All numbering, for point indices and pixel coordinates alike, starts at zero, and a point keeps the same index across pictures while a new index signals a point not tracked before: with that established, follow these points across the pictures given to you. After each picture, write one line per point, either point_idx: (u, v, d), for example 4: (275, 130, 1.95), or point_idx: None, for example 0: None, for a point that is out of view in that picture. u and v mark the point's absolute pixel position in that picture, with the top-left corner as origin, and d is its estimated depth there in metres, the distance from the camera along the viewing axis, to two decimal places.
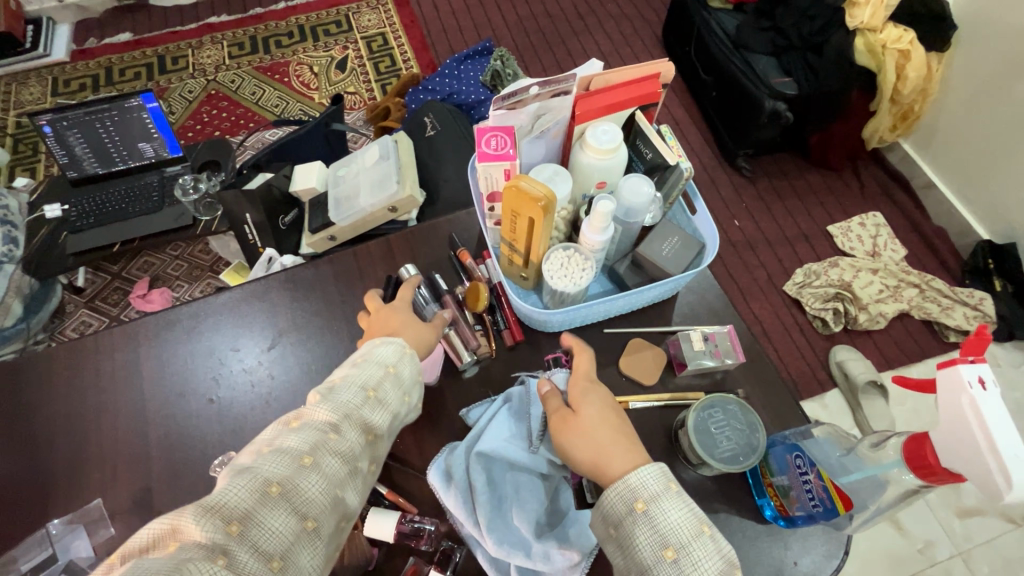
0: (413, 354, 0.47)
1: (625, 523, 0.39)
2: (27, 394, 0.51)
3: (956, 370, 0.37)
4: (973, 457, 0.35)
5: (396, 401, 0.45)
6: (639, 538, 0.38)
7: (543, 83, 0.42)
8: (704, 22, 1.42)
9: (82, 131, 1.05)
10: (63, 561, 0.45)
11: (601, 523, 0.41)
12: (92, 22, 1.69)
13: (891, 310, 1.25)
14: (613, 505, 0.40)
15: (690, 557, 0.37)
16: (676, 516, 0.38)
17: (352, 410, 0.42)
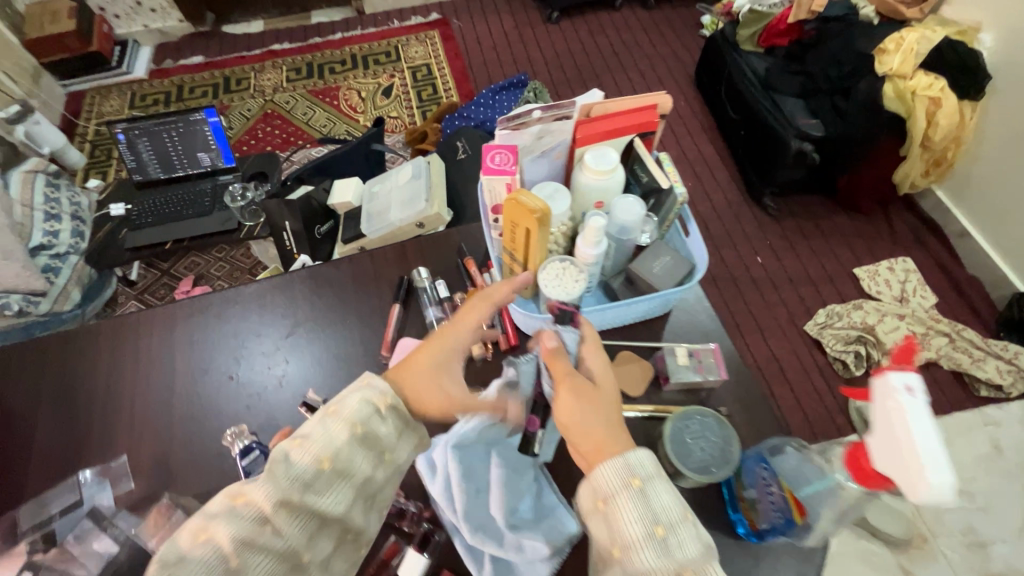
0: (394, 408, 0.43)
1: (617, 497, 0.37)
2: (75, 357, 0.56)
3: (886, 377, 0.38)
4: (906, 462, 0.36)
5: (369, 465, 0.41)
6: (630, 513, 0.36)
7: (544, 108, 0.47)
8: (735, 64, 1.46)
9: (150, 138, 1.18)
10: (88, 507, 0.47)
11: (587, 496, 0.39)
12: (171, 45, 1.88)
13: (917, 357, 1.21)
14: (608, 478, 0.38)
15: (678, 539, 0.36)
16: (669, 497, 0.37)
17: (295, 495, 0.38)
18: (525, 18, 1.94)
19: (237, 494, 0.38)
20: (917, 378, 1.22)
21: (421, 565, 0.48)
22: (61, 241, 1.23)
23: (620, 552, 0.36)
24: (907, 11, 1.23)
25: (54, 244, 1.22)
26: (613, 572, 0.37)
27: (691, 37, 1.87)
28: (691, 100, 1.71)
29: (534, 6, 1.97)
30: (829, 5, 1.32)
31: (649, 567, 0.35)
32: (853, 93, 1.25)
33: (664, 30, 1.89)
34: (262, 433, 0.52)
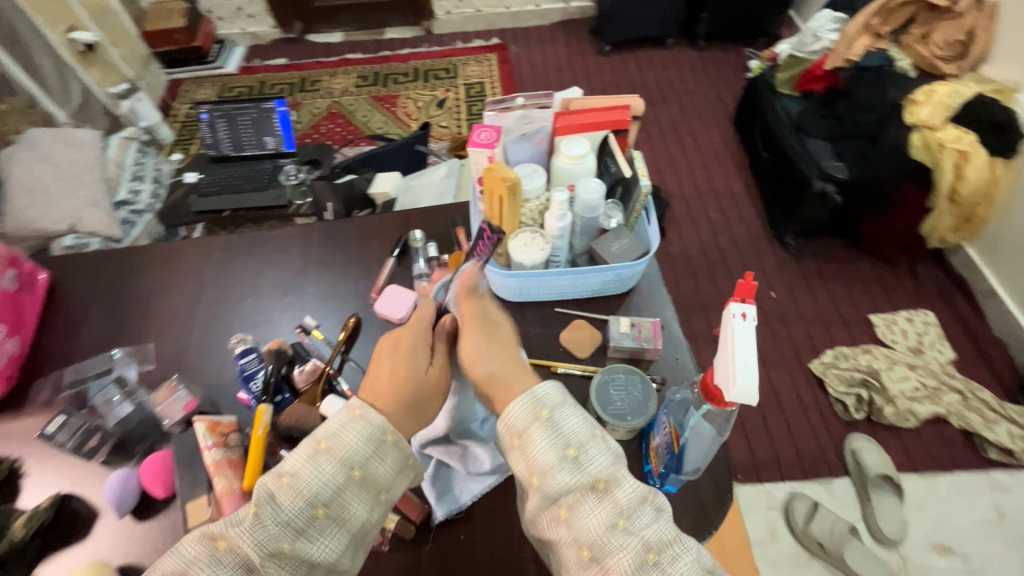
0: (395, 445, 0.41)
1: (528, 430, 0.40)
2: (130, 266, 0.68)
3: (726, 308, 0.42)
4: (726, 371, 0.41)
5: (364, 508, 0.40)
6: (542, 440, 0.39)
7: (526, 97, 0.59)
8: (770, 104, 1.51)
9: (227, 120, 1.37)
10: (115, 374, 0.58)
11: (500, 434, 0.41)
12: (261, 47, 2.13)
13: (924, 410, 1.18)
14: (517, 415, 0.41)
15: (589, 456, 0.39)
16: (577, 422, 0.40)
17: (285, 545, 0.37)
18: (579, 48, 2.06)
19: (217, 533, 0.37)
20: (922, 432, 1.19)
21: None
22: (141, 200, 1.42)
23: (539, 479, 0.39)
24: (944, 66, 1.25)
25: (134, 202, 1.41)
26: (534, 498, 0.39)
27: (736, 79, 1.93)
28: (727, 138, 1.76)
29: (588, 38, 2.10)
30: (864, 54, 1.34)
31: (567, 488, 0.38)
32: (879, 140, 1.26)
33: (711, 71, 1.96)
34: (262, 341, 0.62)
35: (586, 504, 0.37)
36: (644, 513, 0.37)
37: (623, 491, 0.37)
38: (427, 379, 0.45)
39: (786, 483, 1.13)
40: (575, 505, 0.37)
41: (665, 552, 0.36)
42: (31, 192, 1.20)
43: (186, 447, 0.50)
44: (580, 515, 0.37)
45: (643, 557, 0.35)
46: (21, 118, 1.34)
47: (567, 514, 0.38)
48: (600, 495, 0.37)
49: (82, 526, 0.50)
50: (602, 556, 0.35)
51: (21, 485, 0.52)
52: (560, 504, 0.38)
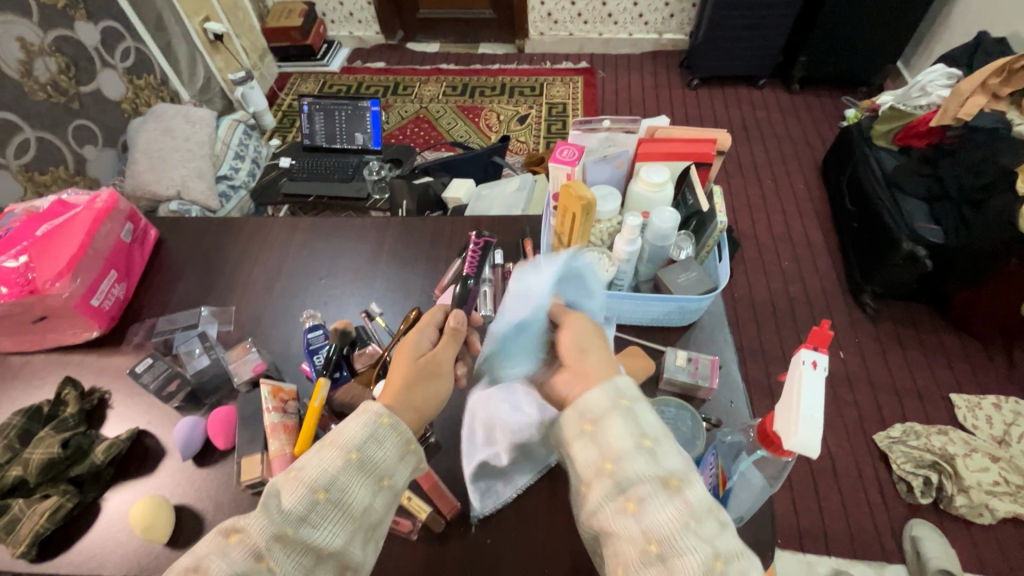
0: (393, 428, 0.39)
1: (608, 416, 0.38)
2: (225, 233, 0.75)
3: (796, 352, 0.42)
4: (788, 419, 0.40)
5: (367, 492, 0.37)
6: (620, 428, 0.37)
7: (613, 119, 0.60)
8: (864, 156, 1.44)
9: (325, 114, 1.52)
10: (199, 329, 0.63)
11: (572, 420, 0.39)
12: (364, 51, 2.28)
13: (1003, 508, 1.07)
14: (597, 399, 0.39)
15: (663, 451, 0.37)
16: (655, 417, 0.38)
17: (288, 529, 0.34)
18: (666, 80, 2.06)
19: (231, 528, 0.34)
20: (997, 532, 1.07)
21: None
22: (239, 177, 1.54)
23: (612, 465, 0.36)
24: None
25: (233, 177, 1.52)
26: (599, 486, 0.36)
27: (829, 126, 1.85)
28: (811, 185, 1.68)
29: (677, 71, 2.09)
30: (978, 114, 1.23)
31: (638, 477, 0.35)
32: (984, 207, 1.16)
33: (802, 116, 1.89)
34: (329, 319, 0.65)
35: (656, 499, 0.34)
36: (716, 523, 0.34)
37: (696, 493, 0.35)
38: (427, 366, 0.45)
39: (831, 558, 1.04)
40: (645, 498, 0.34)
41: (732, 563, 0.32)
42: (150, 158, 1.33)
43: (249, 407, 0.54)
44: (648, 509, 0.34)
45: (711, 564, 0.31)
46: (152, 93, 1.51)
47: (635, 508, 0.34)
48: (671, 493, 0.34)
49: (150, 462, 0.54)
50: (669, 552, 0.32)
51: (106, 415, 0.58)
52: (627, 497, 0.35)
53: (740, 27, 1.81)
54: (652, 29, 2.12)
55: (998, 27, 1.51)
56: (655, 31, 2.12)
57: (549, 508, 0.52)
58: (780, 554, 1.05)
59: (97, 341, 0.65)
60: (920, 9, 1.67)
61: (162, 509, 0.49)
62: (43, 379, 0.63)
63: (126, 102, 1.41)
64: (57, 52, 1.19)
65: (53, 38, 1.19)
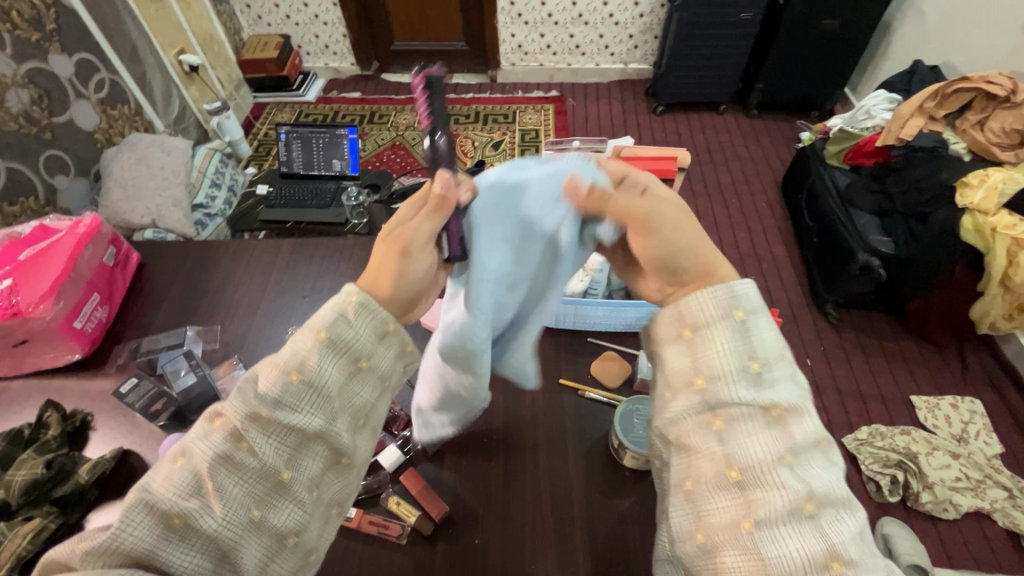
0: (363, 306, 0.38)
1: (716, 326, 0.38)
2: (207, 255, 0.76)
3: None
4: None
5: (342, 375, 0.37)
6: (726, 343, 0.37)
7: (581, 142, 0.67)
8: (819, 175, 1.53)
9: (303, 142, 1.55)
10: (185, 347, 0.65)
11: (672, 324, 0.40)
12: (339, 81, 2.34)
13: (965, 502, 1.12)
14: (705, 305, 0.38)
15: (771, 377, 0.37)
16: (770, 337, 0.38)
17: (263, 410, 0.35)
18: (633, 107, 2.16)
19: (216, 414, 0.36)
20: (961, 526, 1.12)
21: (397, 457, 0.57)
22: (215, 205, 1.54)
23: (705, 381, 0.37)
24: (1002, 153, 1.22)
25: (209, 206, 1.52)
26: (689, 399, 0.37)
27: (786, 147, 1.96)
28: (772, 203, 1.77)
29: (643, 98, 2.20)
30: (917, 135, 1.33)
31: (737, 400, 0.36)
32: (928, 220, 1.25)
33: (761, 139, 2.00)
34: None
35: (749, 424, 0.36)
36: (812, 457, 0.35)
37: (801, 428, 0.35)
38: (398, 241, 0.39)
39: None
40: (741, 419, 0.36)
41: (822, 504, 0.33)
42: (125, 187, 1.33)
43: None
44: (739, 432, 0.35)
45: (800, 505, 0.33)
46: (126, 123, 1.52)
47: (722, 426, 0.36)
48: (771, 420, 0.36)
49: (134, 481, 0.54)
50: (751, 479, 0.34)
51: (88, 437, 0.58)
52: (715, 413, 0.37)
53: (699, 58, 1.92)
54: (618, 59, 2.23)
55: (931, 57, 1.65)
56: (620, 61, 2.23)
57: (535, 510, 0.53)
58: None
59: (79, 364, 0.65)
60: (862, 40, 1.80)
61: None
62: (22, 405, 0.62)
63: (99, 132, 1.41)
64: (29, 83, 1.20)
65: (26, 70, 1.19)
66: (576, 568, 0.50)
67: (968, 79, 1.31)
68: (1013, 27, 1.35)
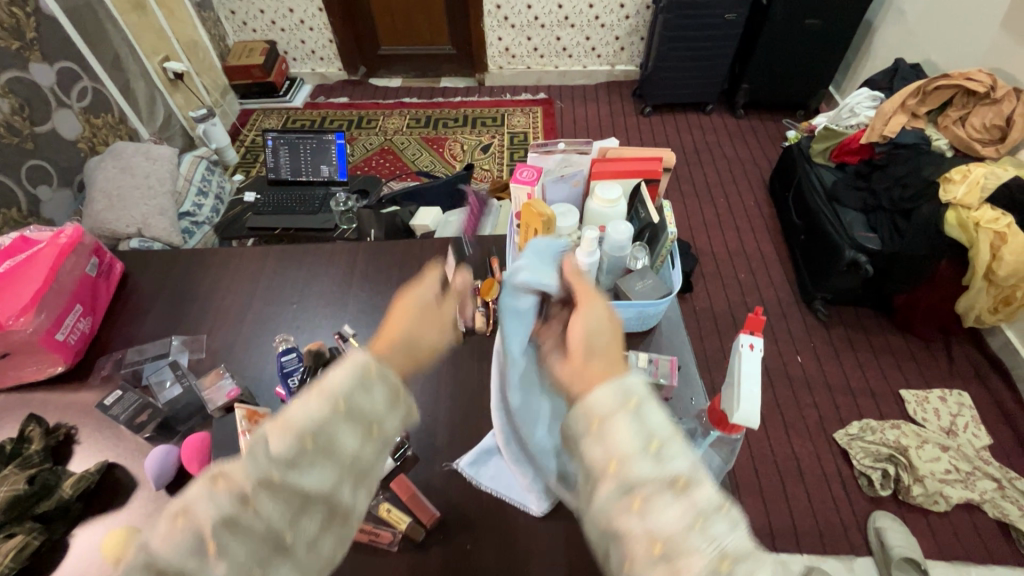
0: (383, 376, 0.37)
1: (612, 417, 0.32)
2: (192, 264, 0.75)
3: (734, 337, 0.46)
4: (731, 398, 0.45)
5: (355, 440, 0.35)
6: (624, 432, 0.31)
7: (567, 143, 0.67)
8: (805, 173, 1.54)
9: (290, 147, 1.54)
10: (171, 358, 0.64)
11: (579, 414, 0.33)
12: (326, 87, 2.33)
13: (955, 494, 1.13)
14: (601, 398, 0.32)
15: (671, 451, 0.31)
16: (664, 414, 0.32)
17: (275, 475, 0.32)
18: (621, 108, 2.17)
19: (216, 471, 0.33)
20: (952, 518, 1.13)
21: (389, 463, 0.56)
22: (202, 213, 1.53)
23: (613, 466, 0.31)
24: (982, 149, 1.24)
25: (196, 214, 1.51)
26: (602, 486, 0.31)
27: (772, 146, 1.98)
28: (760, 201, 1.79)
29: (630, 100, 2.21)
30: (900, 132, 1.35)
31: (643, 479, 0.30)
32: (913, 216, 1.26)
33: (748, 138, 2.02)
34: (302, 343, 0.66)
35: (662, 499, 0.29)
36: (732, 517, 0.29)
37: (704, 492, 0.29)
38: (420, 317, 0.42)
39: (804, 556, 1.08)
40: (651, 496, 0.29)
41: (744, 561, 0.28)
42: (110, 197, 1.31)
43: (224, 431, 0.54)
44: (654, 511, 0.29)
45: (716, 567, 0.28)
46: (110, 131, 1.50)
47: (640, 507, 0.30)
48: (679, 492, 0.29)
49: (120, 495, 0.53)
50: (674, 554, 0.28)
51: (71, 451, 0.57)
52: (632, 494, 0.30)
53: (685, 58, 1.93)
54: (605, 61, 2.24)
55: (912, 55, 1.67)
56: (607, 63, 2.24)
57: (526, 512, 0.53)
58: None
59: (62, 377, 0.64)
60: (844, 40, 1.83)
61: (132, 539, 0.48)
62: (4, 420, 0.61)
63: (82, 141, 1.39)
64: (9, 93, 1.18)
65: (6, 80, 1.17)
66: (569, 570, 0.49)
67: (948, 76, 1.33)
68: (990, 25, 1.38)
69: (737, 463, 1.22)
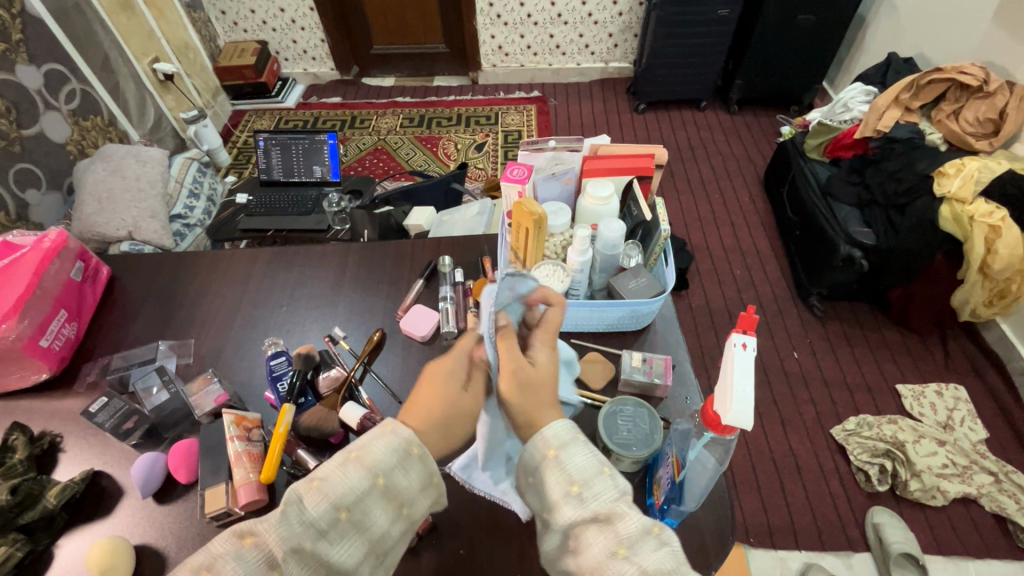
0: (421, 459, 0.39)
1: (539, 469, 0.39)
2: (180, 268, 0.74)
3: (726, 336, 0.46)
4: (724, 398, 0.44)
5: (384, 517, 0.38)
6: (549, 481, 0.38)
7: (558, 140, 0.65)
8: (800, 169, 1.54)
9: (282, 148, 1.52)
10: (159, 363, 0.63)
11: (530, 455, 0.40)
12: (319, 87, 2.32)
13: (952, 489, 1.13)
14: (529, 453, 0.40)
15: (593, 490, 0.37)
16: (583, 456, 0.38)
17: (307, 543, 0.35)
18: (615, 106, 2.16)
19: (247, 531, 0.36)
20: (949, 512, 1.13)
21: None
22: (193, 215, 1.51)
23: (549, 513, 0.38)
24: (975, 142, 1.24)
25: (188, 216, 1.50)
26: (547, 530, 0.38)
27: (767, 142, 1.98)
28: (755, 197, 1.79)
29: (625, 97, 2.20)
30: (894, 126, 1.34)
31: (571, 522, 0.37)
32: (907, 210, 1.26)
33: (742, 134, 2.01)
34: (291, 346, 0.65)
35: (590, 533, 0.36)
36: (650, 543, 0.35)
37: (626, 524, 0.35)
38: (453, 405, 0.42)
39: (802, 552, 1.08)
40: (580, 536, 0.36)
41: None
42: (99, 200, 1.30)
43: (211, 438, 0.53)
44: (585, 546, 0.36)
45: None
46: (100, 134, 1.48)
47: (575, 545, 0.37)
48: (603, 525, 0.36)
49: (107, 504, 0.52)
50: None
51: (58, 459, 0.56)
52: (569, 535, 0.37)
53: (679, 55, 1.92)
54: (599, 58, 2.23)
55: (905, 49, 1.67)
56: (601, 60, 2.24)
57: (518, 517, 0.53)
58: (752, 553, 1.08)
59: (48, 383, 0.63)
60: (837, 35, 1.83)
61: (119, 549, 0.48)
62: None
63: (71, 143, 1.38)
64: None
65: None
66: None
67: (941, 70, 1.32)
68: (982, 18, 1.38)
69: (734, 459, 1.22)
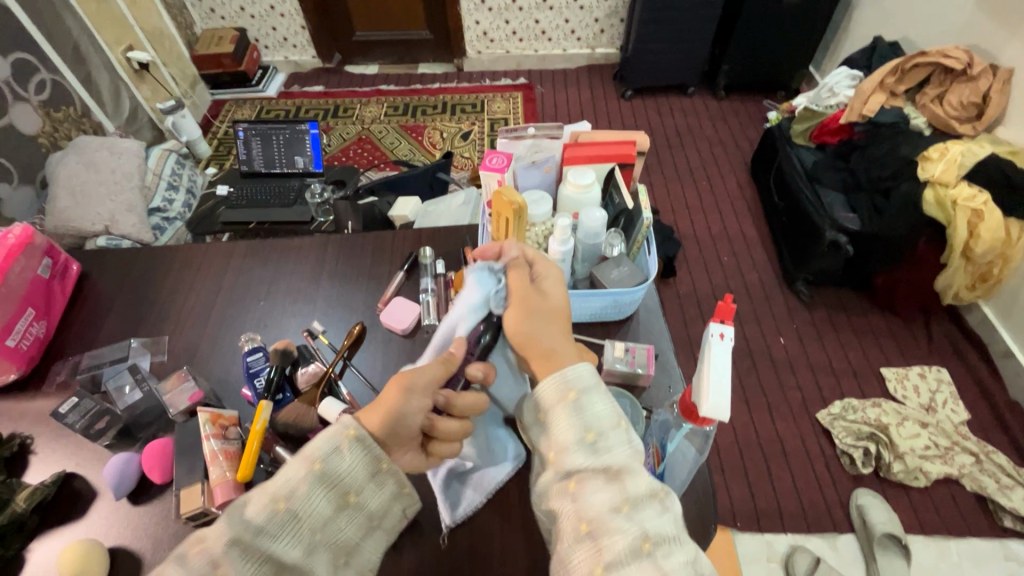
0: (362, 445, 0.40)
1: (557, 409, 0.40)
2: (153, 262, 0.73)
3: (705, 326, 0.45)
4: (700, 389, 0.44)
5: (328, 505, 0.38)
6: (566, 422, 0.40)
7: (537, 128, 0.64)
8: (785, 154, 1.54)
9: (262, 139, 1.45)
10: (131, 360, 0.62)
11: (555, 392, 0.41)
12: (301, 75, 2.27)
13: (934, 469, 1.14)
14: (548, 393, 0.41)
15: (608, 443, 0.39)
16: (603, 409, 0.40)
17: (245, 535, 0.35)
18: (602, 92, 2.14)
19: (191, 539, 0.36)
20: (932, 493, 1.15)
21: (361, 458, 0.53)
22: (173, 208, 1.47)
23: (555, 455, 0.39)
24: (959, 127, 1.24)
25: (167, 209, 1.46)
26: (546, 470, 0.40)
27: (753, 127, 1.97)
28: (742, 183, 1.78)
29: (612, 83, 2.18)
30: (879, 111, 1.35)
31: (580, 466, 0.38)
32: (892, 195, 1.26)
33: (730, 119, 2.01)
34: (269, 342, 0.64)
35: (595, 483, 0.38)
36: (650, 505, 0.37)
37: (635, 481, 0.37)
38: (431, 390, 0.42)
39: (788, 536, 1.09)
40: (585, 481, 0.38)
41: (659, 544, 0.35)
42: (73, 194, 1.26)
43: (187, 436, 0.52)
44: (587, 492, 0.37)
45: (639, 545, 0.35)
46: (73, 126, 1.44)
47: (574, 489, 0.38)
48: (610, 478, 0.38)
49: (80, 506, 0.51)
50: (599, 532, 0.36)
51: (30, 461, 0.55)
52: (569, 479, 0.39)
53: (665, 40, 1.90)
54: (585, 44, 2.20)
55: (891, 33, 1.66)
56: (587, 46, 2.21)
57: (500, 508, 0.52)
58: (739, 537, 1.09)
59: (17, 383, 0.62)
60: (822, 19, 1.82)
61: (92, 553, 0.46)
62: None
63: (43, 135, 1.33)
64: None
65: None
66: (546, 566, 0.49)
67: (926, 53, 1.32)
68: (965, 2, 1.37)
69: (721, 445, 1.22)
